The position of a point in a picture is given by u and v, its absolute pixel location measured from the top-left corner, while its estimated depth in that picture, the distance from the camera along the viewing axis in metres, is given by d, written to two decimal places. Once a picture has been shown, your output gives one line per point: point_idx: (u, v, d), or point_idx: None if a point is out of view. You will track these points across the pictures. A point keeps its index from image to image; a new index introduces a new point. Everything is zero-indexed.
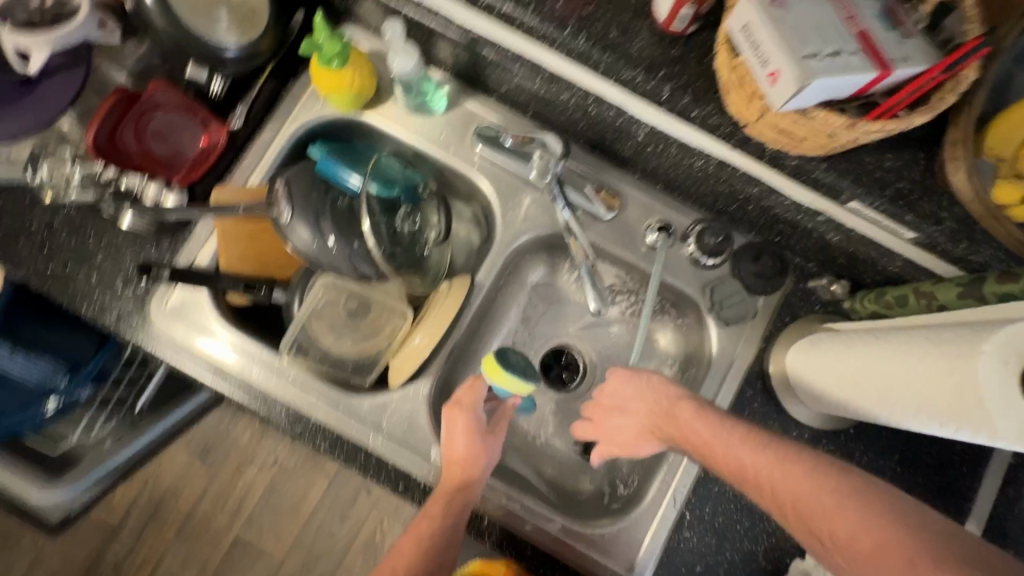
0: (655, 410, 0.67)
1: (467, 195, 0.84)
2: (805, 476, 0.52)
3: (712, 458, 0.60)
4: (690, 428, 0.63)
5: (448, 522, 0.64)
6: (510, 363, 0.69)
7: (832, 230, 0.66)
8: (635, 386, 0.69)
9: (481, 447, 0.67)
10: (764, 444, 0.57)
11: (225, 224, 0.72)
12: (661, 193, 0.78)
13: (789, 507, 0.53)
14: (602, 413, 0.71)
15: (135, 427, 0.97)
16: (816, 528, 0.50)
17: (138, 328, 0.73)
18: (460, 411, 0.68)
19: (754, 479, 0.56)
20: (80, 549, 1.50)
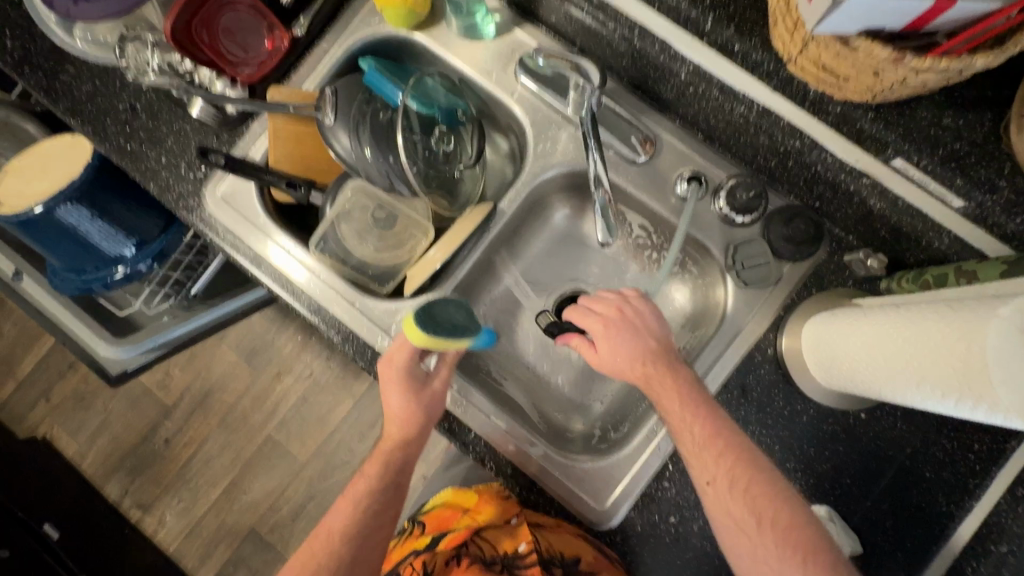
0: (653, 358, 0.64)
1: (506, 127, 0.85)
2: (759, 469, 0.57)
3: (675, 420, 0.61)
4: (642, 363, 0.64)
5: (389, 477, 0.73)
6: (431, 323, 0.68)
7: (875, 195, 0.62)
8: (659, 322, 0.67)
9: (415, 409, 0.70)
10: (726, 425, 0.60)
11: (278, 121, 0.77)
12: (700, 143, 0.75)
13: (738, 483, 0.56)
14: (617, 323, 0.66)
15: (191, 310, 1.10)
16: (760, 509, 0.55)
17: (194, 208, 0.81)
18: (389, 366, 0.71)
19: (716, 446, 0.58)
20: (139, 420, 1.71)
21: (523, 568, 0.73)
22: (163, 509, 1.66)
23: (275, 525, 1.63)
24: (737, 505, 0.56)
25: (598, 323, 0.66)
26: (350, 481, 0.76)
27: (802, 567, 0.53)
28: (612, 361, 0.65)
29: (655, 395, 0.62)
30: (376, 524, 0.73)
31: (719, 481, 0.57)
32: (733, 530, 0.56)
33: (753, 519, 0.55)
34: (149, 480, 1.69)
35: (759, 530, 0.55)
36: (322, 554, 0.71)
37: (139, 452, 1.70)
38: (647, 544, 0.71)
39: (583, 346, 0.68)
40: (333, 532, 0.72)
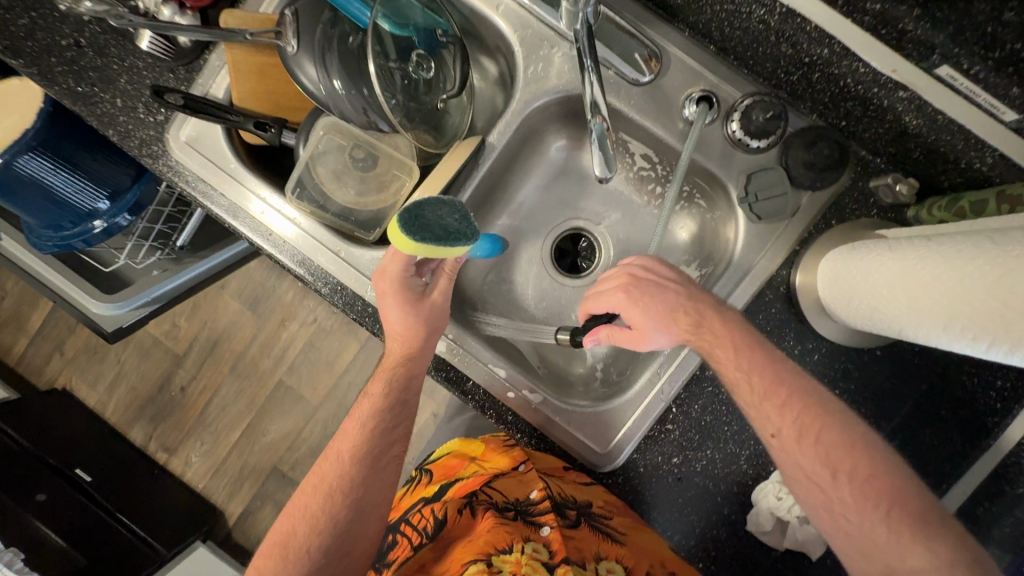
0: (686, 310, 0.55)
1: (493, 49, 0.76)
2: (832, 415, 0.49)
3: (730, 371, 0.53)
4: (672, 317, 0.55)
5: (393, 393, 0.72)
6: (419, 229, 0.60)
7: (911, 111, 0.54)
8: (675, 270, 0.58)
9: (416, 322, 0.68)
10: (794, 373, 0.51)
11: (235, 53, 0.69)
12: (712, 57, 0.66)
13: (811, 435, 0.49)
14: (637, 287, 0.57)
15: (180, 263, 1.07)
16: (833, 460, 0.48)
17: (159, 155, 0.74)
18: (385, 280, 0.69)
19: (780, 397, 0.50)
20: (152, 370, 1.74)
21: (536, 513, 0.71)
22: (186, 452, 1.73)
23: (295, 463, 1.69)
24: (807, 456, 0.48)
25: (620, 294, 0.57)
26: (358, 400, 0.76)
27: (884, 520, 0.45)
28: (650, 331, 0.56)
29: (703, 346, 0.54)
30: (388, 444, 0.73)
31: (785, 433, 0.50)
32: (804, 484, 0.50)
33: (826, 472, 0.48)
34: (171, 425, 1.74)
35: (833, 482, 0.48)
36: (333, 471, 0.72)
37: (157, 400, 1.74)
38: (650, 485, 0.71)
39: (617, 333, 0.59)
40: (342, 453, 0.73)
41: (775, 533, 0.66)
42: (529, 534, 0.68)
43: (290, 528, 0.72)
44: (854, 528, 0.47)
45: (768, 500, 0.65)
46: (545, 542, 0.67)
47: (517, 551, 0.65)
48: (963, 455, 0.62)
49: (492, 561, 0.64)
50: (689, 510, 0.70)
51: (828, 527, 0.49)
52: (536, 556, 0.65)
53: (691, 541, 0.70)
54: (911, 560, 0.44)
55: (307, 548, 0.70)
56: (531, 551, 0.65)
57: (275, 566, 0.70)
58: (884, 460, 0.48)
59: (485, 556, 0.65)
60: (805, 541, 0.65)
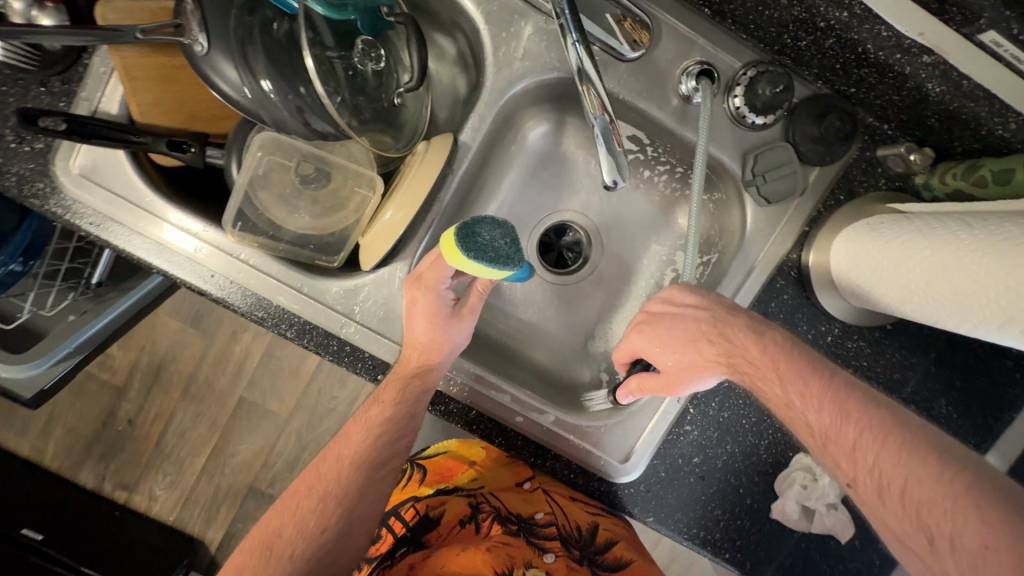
0: (713, 332, 0.54)
1: (450, 25, 0.64)
2: (926, 458, 0.39)
3: (788, 404, 0.48)
4: (699, 344, 0.55)
5: (405, 409, 0.63)
6: (474, 246, 0.53)
7: (934, 78, 0.49)
8: (695, 296, 0.57)
9: (443, 336, 0.61)
10: (868, 403, 0.44)
11: (124, 56, 0.54)
12: (708, 23, 0.59)
13: (896, 487, 0.40)
14: (654, 321, 0.58)
15: (102, 302, 0.91)
16: (930, 521, 0.37)
17: (47, 195, 0.59)
18: (422, 289, 0.60)
19: (846, 438, 0.43)
20: (90, 408, 1.55)
21: (541, 534, 0.68)
22: (149, 487, 1.58)
23: (273, 479, 1.57)
24: (894, 517, 0.40)
25: (638, 336, 0.59)
26: (365, 402, 0.67)
27: None
28: (672, 363, 0.57)
29: (747, 378, 0.51)
30: (388, 455, 0.67)
31: (863, 484, 0.42)
32: (902, 547, 0.40)
33: (924, 538, 0.38)
34: (126, 461, 1.57)
35: (940, 554, 0.37)
36: (331, 476, 0.66)
37: (102, 438, 1.56)
38: (670, 488, 0.68)
39: (645, 378, 0.60)
40: (343, 456, 0.66)
41: (800, 519, 0.66)
42: (533, 559, 0.66)
43: (272, 530, 0.64)
44: None
45: (794, 489, 0.66)
46: (549, 570, 0.65)
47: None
48: (976, 419, 0.63)
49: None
50: (713, 506, 0.68)
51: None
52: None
53: (717, 536, 0.68)
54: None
55: (290, 555, 0.62)
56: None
57: (251, 567, 0.62)
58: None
59: None
60: (832, 526, 0.66)
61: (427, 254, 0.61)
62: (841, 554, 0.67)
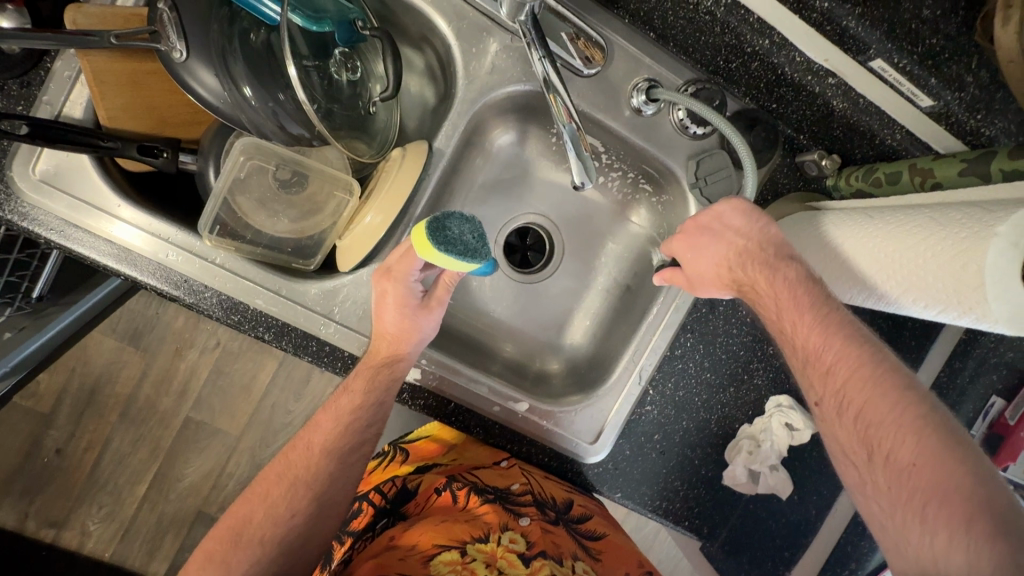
0: (742, 257, 0.56)
1: (418, 40, 0.68)
2: (887, 389, 0.47)
3: (781, 326, 0.53)
4: (731, 263, 0.57)
5: (372, 398, 0.64)
6: (443, 241, 0.56)
7: (839, 95, 0.59)
8: (746, 219, 0.57)
9: (411, 326, 0.63)
10: (853, 340, 0.50)
11: (95, 62, 0.54)
12: (653, 45, 0.66)
13: (852, 410, 0.48)
14: (696, 234, 0.60)
15: (38, 317, 0.86)
16: (873, 440, 0.46)
17: (2, 201, 0.56)
18: (390, 280, 0.62)
19: (824, 362, 0.50)
20: (8, 440, 1.40)
21: (516, 501, 0.69)
22: (82, 521, 1.43)
23: (224, 503, 1.49)
24: (845, 432, 0.48)
25: (677, 243, 0.61)
26: (335, 392, 0.67)
27: (919, 515, 0.42)
28: (699, 271, 0.59)
29: (752, 301, 0.56)
30: (356, 444, 0.67)
31: (828, 404, 0.50)
32: (843, 459, 0.49)
33: (863, 450, 0.47)
34: (53, 495, 1.42)
35: (871, 466, 0.46)
36: (301, 463, 0.66)
37: (23, 473, 1.41)
38: (636, 463, 0.74)
39: (675, 275, 0.62)
40: (313, 444, 0.67)
41: (749, 483, 0.74)
42: (507, 522, 0.68)
43: (243, 515, 0.65)
44: (889, 519, 0.45)
45: (742, 455, 0.73)
46: (523, 532, 0.67)
47: (494, 542, 0.65)
48: None
49: (466, 549, 0.63)
50: (673, 478, 0.74)
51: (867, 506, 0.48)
52: (513, 548, 0.65)
53: (676, 504, 0.75)
54: (946, 559, 0.40)
55: (261, 538, 0.63)
56: (507, 542, 0.65)
57: (220, 552, 0.62)
58: (948, 454, 0.43)
59: (462, 545, 0.64)
60: (774, 485, 0.74)
61: (398, 247, 0.64)
62: (782, 510, 0.75)
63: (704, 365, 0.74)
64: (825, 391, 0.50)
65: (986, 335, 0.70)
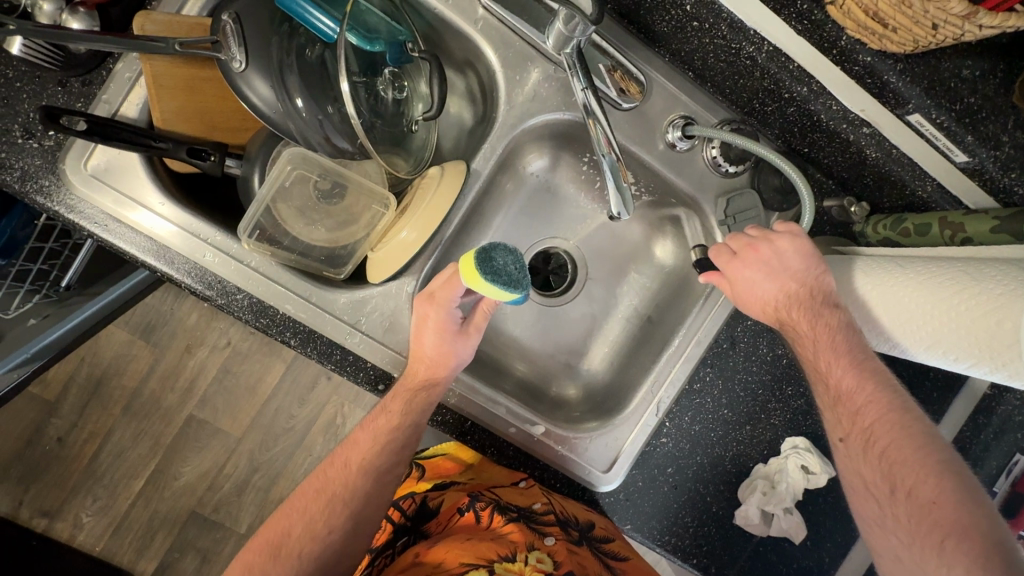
0: (796, 299, 0.56)
1: (463, 64, 0.71)
2: (913, 432, 0.48)
3: (813, 364, 0.55)
4: (783, 298, 0.57)
5: (408, 419, 0.64)
6: (490, 270, 0.57)
7: (873, 145, 0.60)
8: (804, 262, 0.57)
9: (449, 349, 0.64)
10: (884, 385, 0.51)
11: (157, 66, 0.56)
12: (691, 83, 0.68)
13: (878, 446, 0.49)
14: (753, 261, 0.58)
15: (63, 306, 0.88)
16: (897, 477, 0.47)
17: (52, 192, 0.58)
18: (433, 305, 0.63)
19: (853, 402, 0.51)
20: (11, 425, 1.40)
21: (540, 520, 0.67)
22: (75, 513, 1.42)
23: (219, 504, 1.48)
24: (869, 467, 0.49)
25: (729, 263, 0.59)
26: (372, 411, 0.68)
27: (939, 551, 0.43)
28: (746, 298, 0.59)
29: (794, 339, 0.56)
30: (394, 461, 0.67)
31: (854, 440, 0.50)
32: (862, 495, 0.49)
33: (886, 485, 0.47)
34: (49, 484, 1.41)
35: (892, 501, 0.47)
36: (339, 480, 0.66)
37: (23, 459, 1.41)
38: (647, 496, 0.73)
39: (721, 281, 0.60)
40: (350, 462, 0.66)
41: (760, 525, 0.73)
42: (533, 542, 0.65)
43: (282, 529, 0.64)
44: (906, 554, 0.45)
45: (756, 495, 0.72)
46: (550, 551, 0.64)
47: (522, 561, 0.63)
48: None
49: (495, 568, 0.62)
50: (684, 513, 0.74)
51: (881, 542, 0.48)
52: (540, 568, 0.62)
53: (686, 541, 0.74)
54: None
55: (298, 555, 0.63)
56: (534, 562, 0.63)
57: (260, 566, 0.62)
58: (969, 499, 0.44)
59: (489, 564, 0.62)
60: (787, 529, 0.73)
61: (440, 273, 0.64)
62: (794, 555, 0.74)
63: (722, 401, 0.74)
64: (853, 427, 0.50)
65: (1009, 393, 0.70)
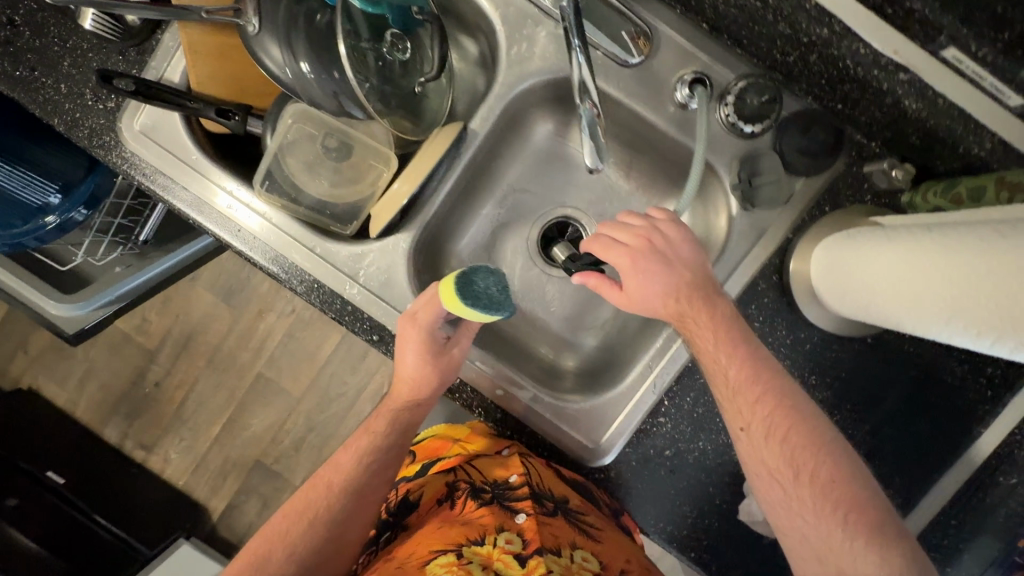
0: (688, 291, 0.55)
1: (473, 28, 0.72)
2: (803, 416, 0.52)
3: (707, 356, 0.55)
4: (678, 294, 0.55)
5: (392, 437, 0.70)
6: (469, 293, 0.60)
7: (911, 95, 0.52)
8: (693, 251, 0.57)
9: (430, 370, 0.66)
10: (771, 372, 0.53)
11: (190, 33, 0.64)
12: (706, 37, 0.63)
13: (779, 433, 0.51)
14: (644, 254, 0.56)
15: (144, 257, 1.02)
16: (800, 462, 0.50)
17: (112, 148, 0.68)
18: (413, 323, 0.64)
19: (754, 391, 0.52)
20: (117, 368, 1.60)
21: (512, 496, 0.68)
22: (166, 450, 1.60)
23: (279, 456, 1.60)
24: (772, 454, 0.51)
25: (626, 257, 0.56)
26: (355, 431, 0.72)
27: (843, 526, 0.48)
28: (643, 299, 0.56)
29: (687, 330, 0.55)
30: (378, 483, 0.69)
31: (755, 428, 0.52)
32: (767, 480, 0.52)
33: (789, 470, 0.50)
34: (147, 422, 1.60)
35: (795, 483, 0.50)
36: (322, 501, 0.67)
37: (129, 398, 1.60)
38: (642, 478, 0.69)
39: (605, 286, 0.58)
40: (333, 485, 0.67)
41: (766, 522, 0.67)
42: (503, 523, 0.67)
43: (264, 551, 0.64)
44: (809, 528, 0.49)
45: None
46: (518, 530, 0.66)
47: (490, 544, 0.65)
48: (946, 436, 0.64)
49: (463, 551, 0.64)
50: (683, 502, 0.69)
51: (783, 519, 0.51)
52: (509, 548, 0.64)
53: (683, 531, 0.69)
54: (865, 562, 0.47)
55: None
56: (503, 543, 0.65)
57: None
58: (851, 471, 0.50)
59: (457, 547, 0.65)
60: None
61: (422, 292, 0.65)
62: None
63: None
64: (753, 416, 0.51)
65: None
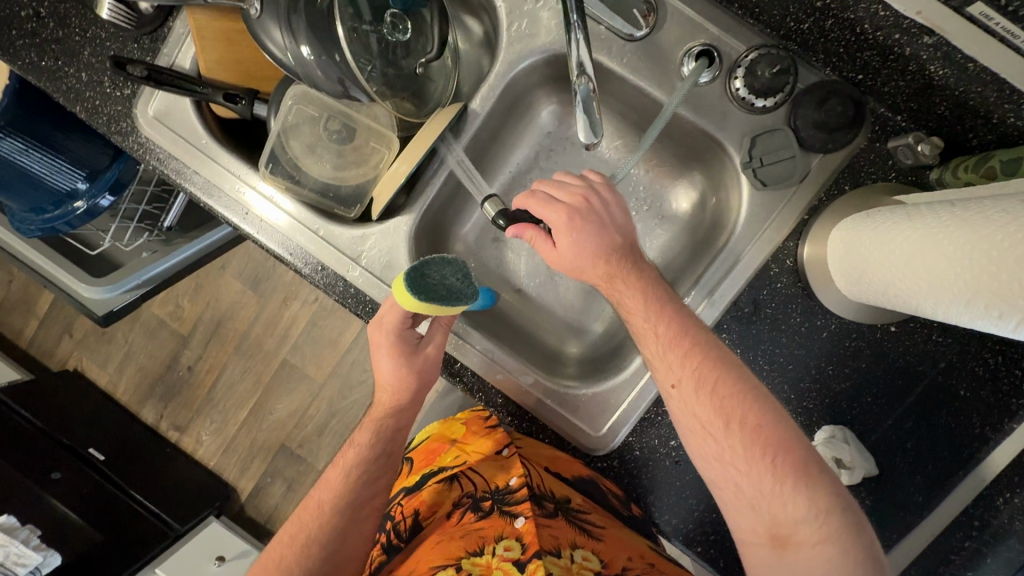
0: (615, 254, 0.56)
1: (477, 7, 0.71)
2: (732, 370, 0.52)
3: (637, 321, 0.56)
4: (609, 255, 0.56)
5: (378, 447, 0.70)
6: (424, 289, 0.59)
7: (936, 59, 0.48)
8: (624, 216, 0.58)
9: (408, 374, 0.66)
10: (702, 333, 0.54)
11: (199, 19, 0.65)
12: (715, 7, 0.61)
13: (710, 386, 0.51)
14: (582, 215, 0.56)
15: (170, 244, 1.06)
16: (729, 413, 0.50)
17: (128, 133, 0.70)
18: (381, 331, 0.65)
19: (681, 347, 0.53)
20: (155, 352, 1.68)
21: (512, 500, 0.65)
22: (197, 431, 1.66)
23: (303, 440, 1.61)
24: (703, 406, 0.51)
25: (557, 215, 0.56)
26: (343, 447, 0.73)
27: (771, 470, 0.48)
28: (573, 257, 0.57)
29: (617, 294, 0.57)
30: (370, 495, 0.70)
31: (684, 384, 0.52)
32: (699, 435, 0.51)
33: (719, 421, 0.50)
34: (181, 404, 1.67)
35: (726, 434, 0.50)
36: (315, 522, 0.68)
37: (165, 380, 1.68)
38: (646, 469, 0.67)
39: (539, 240, 0.59)
40: (323, 504, 0.68)
41: None
42: (503, 530, 0.63)
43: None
44: (742, 478, 0.49)
45: None
46: (518, 536, 0.61)
47: (488, 554, 0.61)
48: (976, 431, 0.59)
49: (462, 564, 0.61)
50: (688, 494, 0.66)
51: (718, 473, 0.51)
52: (507, 556, 0.60)
53: (688, 525, 0.67)
54: (791, 506, 0.47)
55: None
56: (502, 551, 0.61)
57: None
58: (780, 420, 0.50)
59: (456, 561, 0.62)
60: None
61: (385, 301, 0.65)
62: None
63: None
64: (682, 370, 0.52)
65: None
